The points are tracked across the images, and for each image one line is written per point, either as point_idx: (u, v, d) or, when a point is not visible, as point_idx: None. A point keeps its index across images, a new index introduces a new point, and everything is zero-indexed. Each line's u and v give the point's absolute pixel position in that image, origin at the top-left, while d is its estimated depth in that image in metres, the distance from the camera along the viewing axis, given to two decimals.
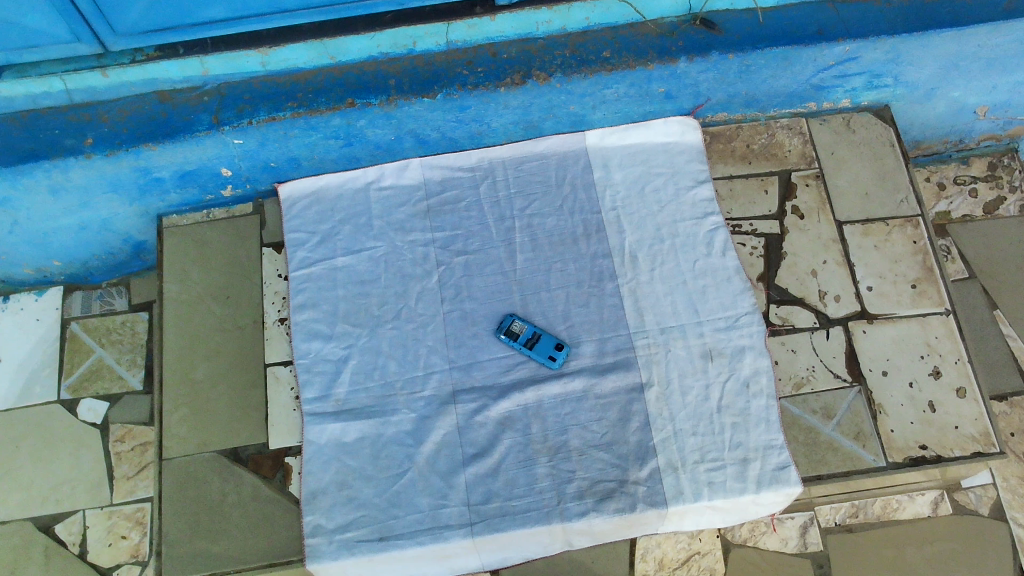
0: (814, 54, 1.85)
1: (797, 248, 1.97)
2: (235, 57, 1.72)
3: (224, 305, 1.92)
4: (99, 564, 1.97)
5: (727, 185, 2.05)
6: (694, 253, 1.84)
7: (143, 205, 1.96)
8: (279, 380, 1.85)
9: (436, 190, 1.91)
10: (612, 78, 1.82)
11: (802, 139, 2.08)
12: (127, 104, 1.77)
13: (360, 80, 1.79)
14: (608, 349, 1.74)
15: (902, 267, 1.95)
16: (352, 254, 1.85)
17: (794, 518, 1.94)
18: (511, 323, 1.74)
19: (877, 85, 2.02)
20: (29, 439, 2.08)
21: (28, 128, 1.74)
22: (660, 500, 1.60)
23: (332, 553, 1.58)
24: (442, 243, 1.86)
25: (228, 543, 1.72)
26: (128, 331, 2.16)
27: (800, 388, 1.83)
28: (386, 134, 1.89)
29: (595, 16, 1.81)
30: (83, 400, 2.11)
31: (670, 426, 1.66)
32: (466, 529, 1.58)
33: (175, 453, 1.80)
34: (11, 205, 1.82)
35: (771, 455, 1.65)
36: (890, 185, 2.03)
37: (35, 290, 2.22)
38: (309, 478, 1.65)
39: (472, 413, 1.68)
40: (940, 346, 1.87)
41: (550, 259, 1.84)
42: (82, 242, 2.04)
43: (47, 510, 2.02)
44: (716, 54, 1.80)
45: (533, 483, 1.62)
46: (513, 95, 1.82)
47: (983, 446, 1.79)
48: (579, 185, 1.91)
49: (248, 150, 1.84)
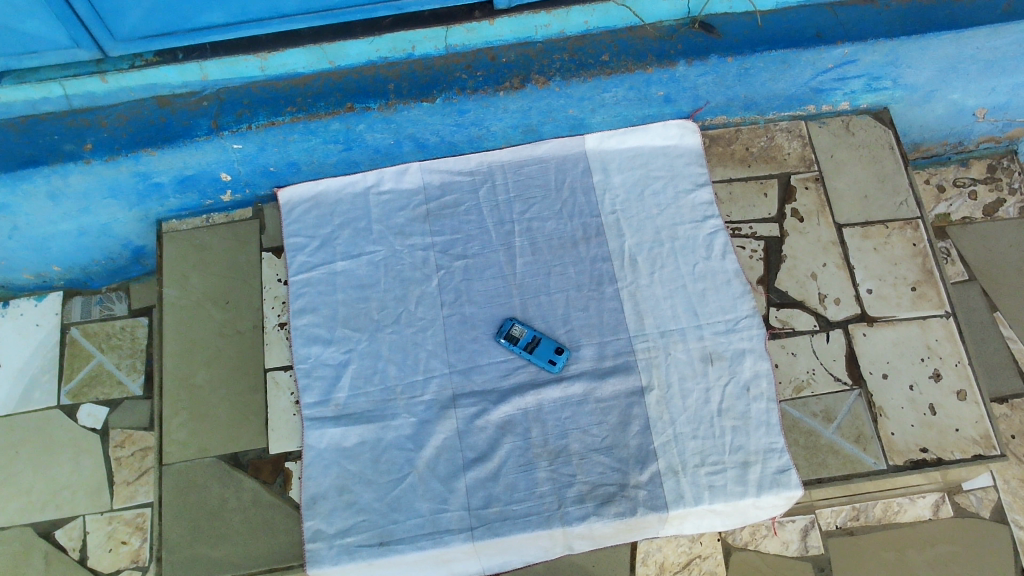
0: (813, 57, 1.85)
1: (797, 251, 1.97)
2: (235, 61, 1.72)
3: (224, 310, 1.92)
4: (99, 569, 1.97)
5: (726, 188, 2.05)
6: (693, 256, 1.84)
7: (142, 210, 1.96)
8: (279, 385, 1.85)
9: (436, 195, 1.91)
10: (611, 81, 1.82)
11: (801, 142, 2.08)
12: (126, 109, 1.78)
13: (360, 84, 1.79)
14: (608, 352, 1.74)
15: (902, 269, 1.95)
16: (351, 259, 1.85)
17: (794, 521, 1.94)
18: (511, 327, 1.74)
19: (876, 87, 2.02)
20: (29, 444, 2.08)
21: (27, 133, 1.74)
22: (660, 503, 1.59)
23: (332, 558, 1.58)
24: (442, 247, 1.86)
25: (228, 548, 1.72)
26: (128, 336, 2.16)
27: (801, 391, 1.83)
28: (386, 138, 1.89)
29: (594, 20, 1.81)
30: (83, 405, 2.11)
31: (671, 430, 1.66)
32: (467, 533, 1.58)
33: (175, 458, 1.80)
34: (11, 211, 1.82)
35: (771, 458, 1.64)
36: (889, 188, 2.04)
37: (35, 295, 2.22)
38: (308, 483, 1.64)
39: (472, 418, 1.68)
40: (940, 348, 1.87)
41: (550, 263, 1.84)
42: (82, 247, 2.04)
43: (47, 515, 2.01)
44: (715, 57, 1.81)
45: (534, 487, 1.62)
46: (512, 99, 1.82)
47: (984, 449, 1.79)
48: (578, 188, 1.91)
49: (248, 155, 1.84)
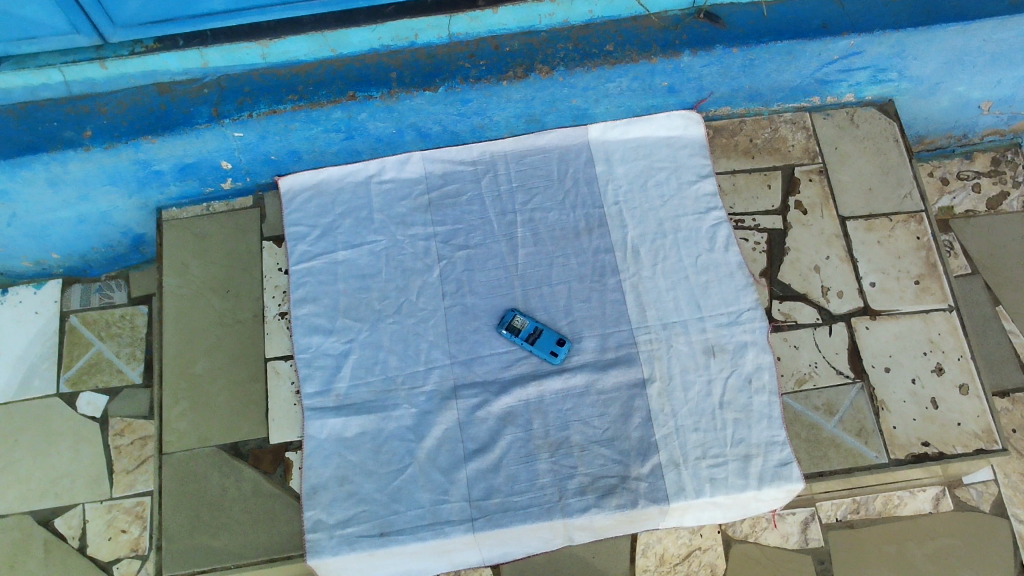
0: (819, 48, 1.83)
1: (800, 244, 1.96)
2: (236, 49, 1.71)
3: (224, 299, 1.91)
4: (99, 558, 1.96)
5: (729, 180, 2.03)
6: (696, 247, 1.83)
7: (143, 198, 1.95)
8: (280, 374, 1.84)
9: (437, 184, 1.90)
10: (614, 72, 1.80)
11: (805, 134, 2.06)
12: (126, 96, 1.76)
13: (361, 73, 1.77)
14: (609, 344, 1.73)
15: (905, 263, 1.95)
16: (352, 248, 1.85)
17: (794, 514, 1.94)
18: (512, 318, 1.74)
19: (881, 79, 2.00)
20: (29, 431, 2.08)
21: (27, 120, 1.72)
22: (661, 496, 1.59)
23: (333, 548, 1.57)
24: (443, 237, 1.85)
25: (228, 538, 1.72)
26: (128, 324, 2.16)
27: (803, 384, 1.83)
28: (387, 127, 1.87)
29: (598, 9, 1.79)
30: (83, 393, 2.10)
31: (672, 422, 1.66)
32: (467, 524, 1.58)
33: (175, 448, 1.79)
34: (9, 198, 1.81)
35: (773, 451, 1.64)
36: (893, 181, 2.02)
37: (34, 282, 2.21)
38: (309, 473, 1.64)
39: (473, 408, 1.68)
40: (943, 342, 1.87)
41: (551, 254, 1.83)
42: (81, 235, 2.02)
43: (46, 503, 2.01)
44: (719, 48, 1.79)
45: (534, 479, 1.62)
46: (515, 89, 1.80)
47: (985, 443, 1.78)
48: (581, 179, 1.90)
49: (249, 143, 1.83)
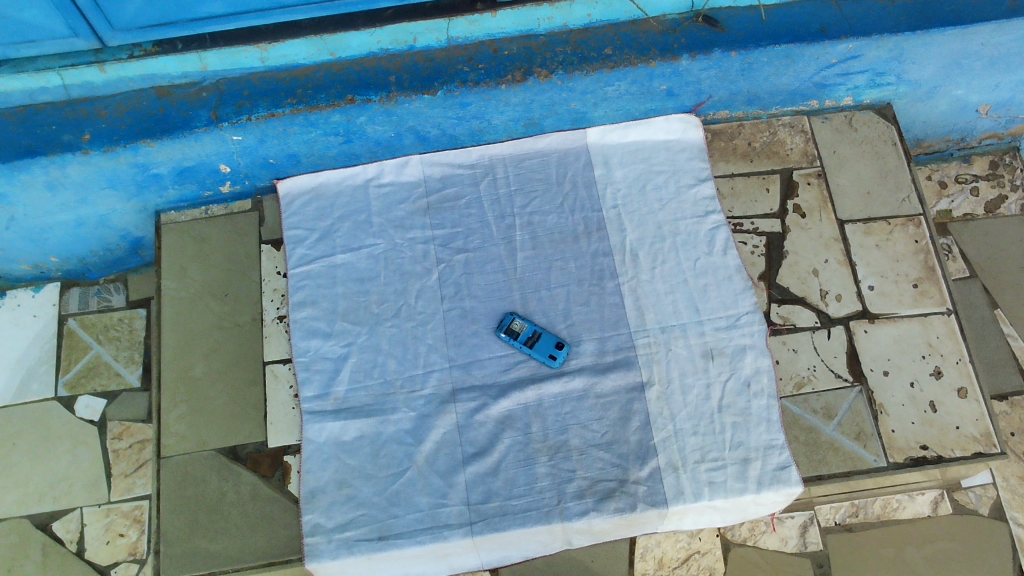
0: (817, 52, 1.84)
1: (799, 248, 1.96)
2: (235, 52, 1.71)
3: (223, 303, 1.91)
4: (97, 562, 1.96)
5: (729, 184, 2.03)
6: (695, 251, 1.83)
7: (141, 201, 1.95)
8: (279, 378, 1.84)
9: (436, 188, 1.90)
10: (613, 76, 1.80)
11: (804, 137, 2.07)
12: (125, 99, 1.76)
13: (360, 76, 1.77)
14: (608, 348, 1.73)
15: (903, 266, 1.95)
16: (351, 252, 1.85)
17: (793, 517, 1.94)
18: (511, 322, 1.74)
19: (880, 83, 2.01)
20: (27, 435, 2.07)
21: (25, 123, 1.72)
22: (660, 499, 1.59)
23: (332, 552, 1.57)
24: (443, 240, 1.85)
25: (227, 541, 1.72)
26: (127, 327, 2.15)
27: (801, 387, 1.83)
28: (387, 130, 1.87)
29: (597, 12, 1.79)
30: (82, 396, 2.10)
31: (671, 426, 1.66)
32: (466, 528, 1.58)
33: (174, 451, 1.79)
34: (8, 201, 1.80)
35: (771, 455, 1.64)
36: (892, 184, 2.02)
37: (32, 286, 2.20)
38: (308, 477, 1.64)
39: (472, 412, 1.68)
40: (942, 346, 1.87)
41: (550, 257, 1.83)
42: (80, 238, 2.02)
43: (44, 508, 2.01)
44: (718, 51, 1.79)
45: (533, 483, 1.62)
46: (513, 92, 1.80)
47: (984, 447, 1.78)
48: (580, 182, 1.90)
49: (248, 146, 1.82)
